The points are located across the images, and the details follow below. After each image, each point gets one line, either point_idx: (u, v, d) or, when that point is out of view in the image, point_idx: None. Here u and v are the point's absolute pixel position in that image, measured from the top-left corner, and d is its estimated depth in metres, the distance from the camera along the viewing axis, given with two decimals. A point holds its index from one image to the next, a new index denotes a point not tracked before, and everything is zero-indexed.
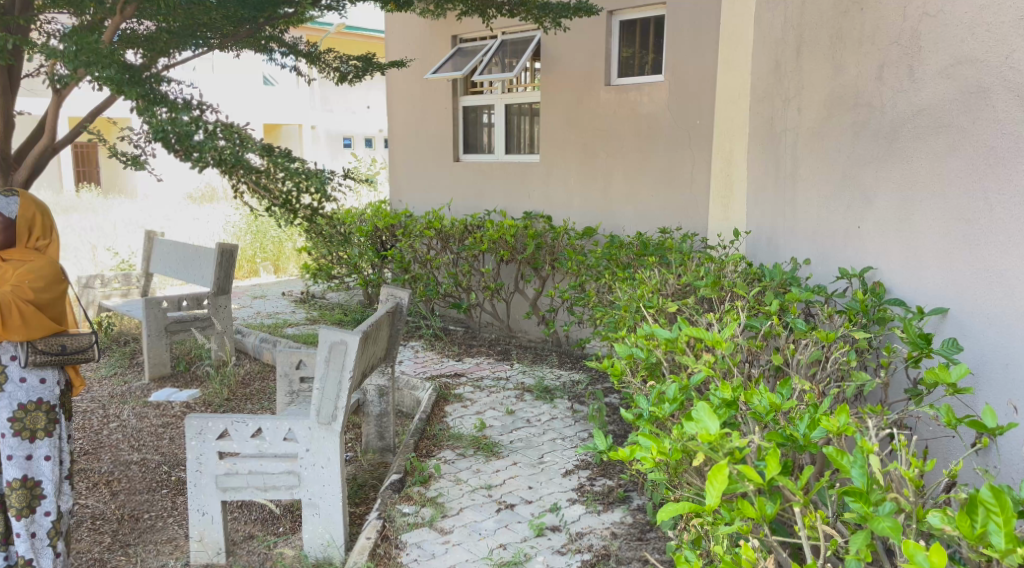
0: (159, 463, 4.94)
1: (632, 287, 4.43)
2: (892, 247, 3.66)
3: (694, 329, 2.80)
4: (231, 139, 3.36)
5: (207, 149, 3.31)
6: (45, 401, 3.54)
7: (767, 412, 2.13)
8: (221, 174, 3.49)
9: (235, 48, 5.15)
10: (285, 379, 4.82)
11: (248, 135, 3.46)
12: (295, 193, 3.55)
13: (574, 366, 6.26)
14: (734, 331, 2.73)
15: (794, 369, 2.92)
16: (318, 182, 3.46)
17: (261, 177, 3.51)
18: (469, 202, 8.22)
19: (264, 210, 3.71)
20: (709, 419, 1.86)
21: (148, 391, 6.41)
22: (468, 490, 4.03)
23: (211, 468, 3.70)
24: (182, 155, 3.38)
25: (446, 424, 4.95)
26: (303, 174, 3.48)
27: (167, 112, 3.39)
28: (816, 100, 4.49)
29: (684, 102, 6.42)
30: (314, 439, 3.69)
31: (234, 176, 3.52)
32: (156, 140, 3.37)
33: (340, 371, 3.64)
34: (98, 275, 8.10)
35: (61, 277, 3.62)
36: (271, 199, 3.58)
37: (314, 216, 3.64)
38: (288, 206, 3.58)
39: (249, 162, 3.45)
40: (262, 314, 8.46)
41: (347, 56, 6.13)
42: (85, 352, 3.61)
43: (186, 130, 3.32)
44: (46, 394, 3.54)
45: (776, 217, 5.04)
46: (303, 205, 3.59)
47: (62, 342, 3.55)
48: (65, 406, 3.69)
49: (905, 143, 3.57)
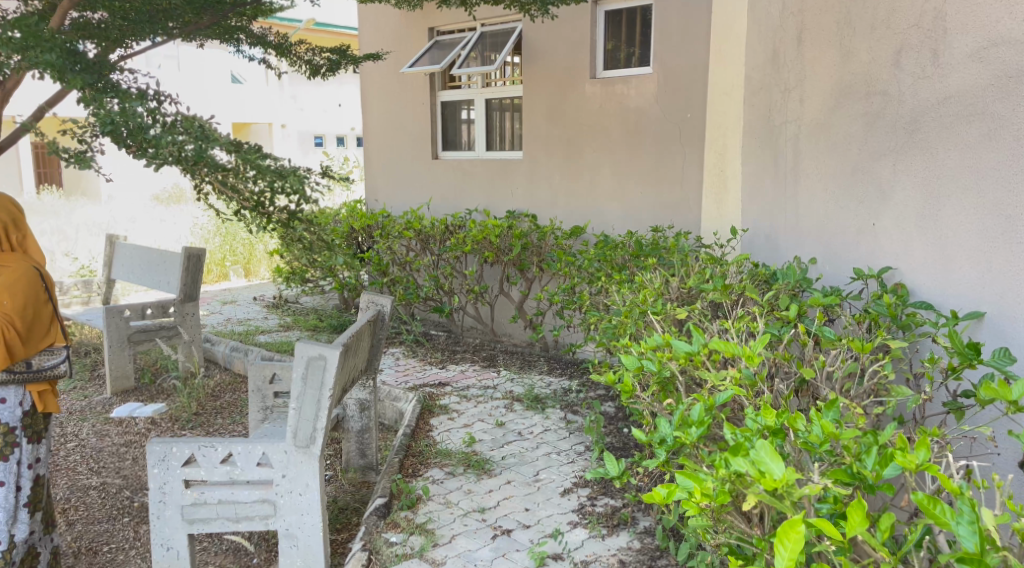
0: (121, 487, 4.56)
1: (632, 294, 4.15)
2: (915, 247, 3.41)
3: (717, 342, 2.50)
4: (195, 134, 3.02)
5: (165, 143, 2.96)
6: (3, 423, 3.30)
7: (822, 443, 1.82)
8: (183, 173, 3.13)
9: (199, 39, 4.81)
10: (258, 395, 4.46)
11: (211, 128, 3.11)
12: (268, 194, 3.20)
13: (565, 372, 5.96)
14: (766, 345, 2.43)
15: (826, 383, 2.63)
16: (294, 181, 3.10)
17: (229, 176, 3.14)
18: (449, 201, 7.89)
19: (233, 212, 3.35)
20: (772, 462, 1.59)
21: (110, 407, 6.01)
22: (460, 514, 3.72)
23: (176, 498, 3.34)
24: (135, 151, 3.01)
25: (433, 439, 4.63)
26: (277, 173, 3.13)
27: (117, 102, 3.03)
28: (822, 91, 4.24)
29: (674, 94, 6.15)
30: (291, 465, 3.35)
31: (197, 175, 3.16)
32: (105, 134, 2.99)
33: (318, 390, 3.31)
34: (57, 282, 7.70)
35: (44, 299, 3.46)
36: (240, 201, 3.22)
37: (290, 219, 3.28)
38: (260, 209, 3.22)
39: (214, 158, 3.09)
40: (232, 320, 8.07)
41: (319, 48, 5.79)
42: (54, 369, 3.45)
43: (139, 123, 2.97)
44: (4, 415, 3.30)
45: (778, 216, 4.78)
46: (277, 209, 3.25)
47: (28, 358, 3.37)
48: (37, 431, 3.43)
49: (929, 133, 3.32)
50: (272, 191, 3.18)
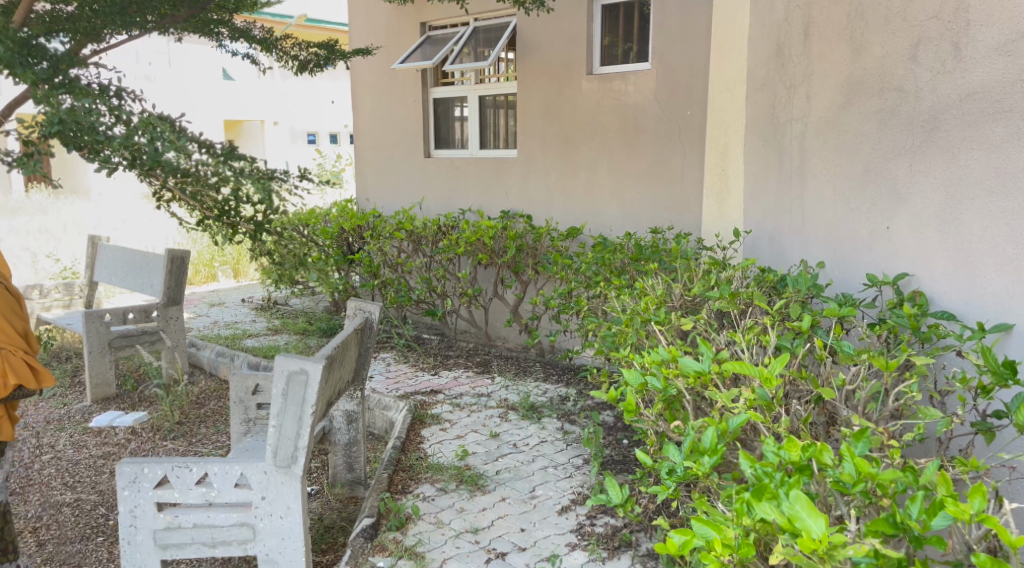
0: (96, 504, 4.35)
1: (632, 303, 3.95)
2: (936, 253, 3.23)
3: (731, 361, 2.27)
4: (150, 135, 2.78)
5: (116, 145, 2.75)
6: None
7: (856, 482, 1.65)
8: (140, 176, 2.95)
9: (178, 32, 4.58)
10: (240, 407, 4.26)
11: (171, 128, 2.90)
12: (232, 203, 3.00)
13: (561, 378, 5.75)
14: (785, 365, 2.22)
15: (846, 406, 2.41)
16: (257, 188, 2.86)
17: (190, 181, 2.92)
18: (442, 200, 7.67)
19: (197, 222, 3.14)
20: (812, 520, 1.54)
21: (89, 416, 5.79)
22: (451, 535, 3.51)
23: (148, 522, 3.13)
24: (87, 153, 2.82)
25: (424, 451, 4.42)
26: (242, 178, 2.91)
27: (70, 98, 2.81)
28: (831, 87, 4.05)
29: (673, 91, 5.94)
30: (271, 486, 3.14)
31: (157, 179, 2.97)
32: (53, 135, 2.79)
33: (299, 406, 3.10)
34: (37, 284, 7.46)
35: (21, 312, 3.49)
36: (203, 209, 3.01)
37: (257, 231, 3.07)
38: (225, 219, 3.01)
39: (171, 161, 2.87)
40: (219, 323, 7.85)
41: (306, 43, 5.58)
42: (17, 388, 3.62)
43: (90, 122, 2.75)
44: None
45: (784, 218, 4.58)
46: (243, 219, 3.04)
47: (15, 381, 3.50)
48: None
49: (950, 132, 3.15)
50: (236, 199, 2.97)
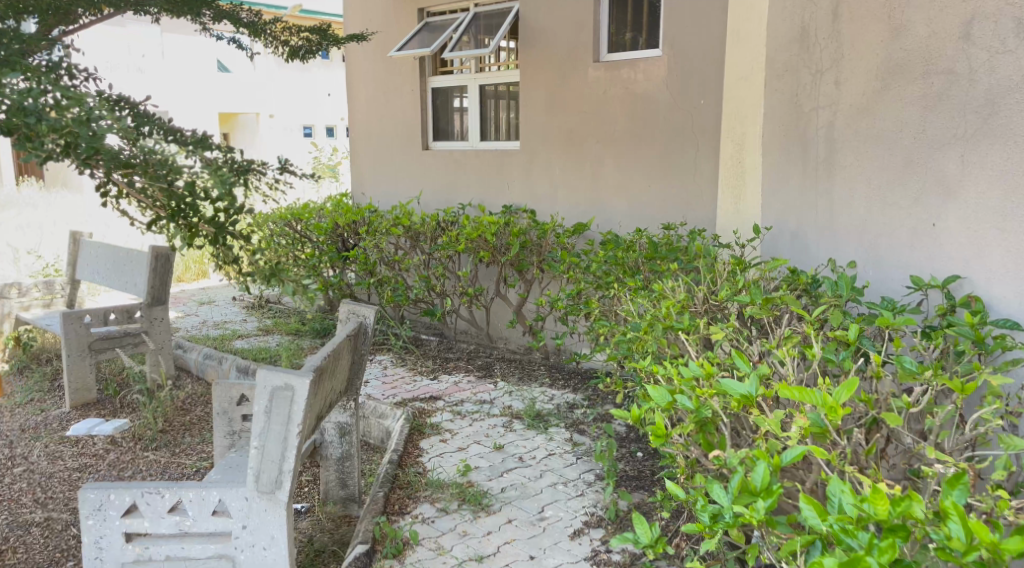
0: (68, 523, 4.03)
1: (649, 308, 3.61)
2: (994, 251, 3.06)
3: (786, 388, 1.85)
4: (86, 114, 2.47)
5: (46, 130, 2.41)
6: None
7: (966, 552, 1.50)
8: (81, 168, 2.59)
9: (157, 13, 4.23)
10: (224, 419, 3.92)
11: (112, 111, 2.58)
12: (188, 197, 2.62)
13: (568, 383, 5.42)
14: (854, 393, 1.80)
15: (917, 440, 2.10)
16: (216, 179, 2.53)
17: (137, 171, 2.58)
18: (441, 194, 7.33)
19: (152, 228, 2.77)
20: None
21: (68, 423, 5.47)
22: (454, 564, 3.19)
23: (115, 555, 2.81)
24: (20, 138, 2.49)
25: (424, 466, 4.10)
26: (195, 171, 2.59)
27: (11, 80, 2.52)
28: (864, 71, 3.76)
29: (685, 79, 5.59)
30: (253, 514, 2.82)
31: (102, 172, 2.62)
32: None
33: (284, 426, 2.78)
34: (16, 283, 7.11)
35: None
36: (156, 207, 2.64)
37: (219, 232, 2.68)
38: (180, 216, 2.64)
39: (112, 148, 2.54)
40: (208, 323, 7.51)
41: (296, 28, 5.26)
42: None
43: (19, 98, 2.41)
44: None
45: (809, 214, 4.25)
46: (202, 216, 2.67)
47: None
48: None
49: (1011, 118, 2.99)
50: (192, 191, 2.60)
